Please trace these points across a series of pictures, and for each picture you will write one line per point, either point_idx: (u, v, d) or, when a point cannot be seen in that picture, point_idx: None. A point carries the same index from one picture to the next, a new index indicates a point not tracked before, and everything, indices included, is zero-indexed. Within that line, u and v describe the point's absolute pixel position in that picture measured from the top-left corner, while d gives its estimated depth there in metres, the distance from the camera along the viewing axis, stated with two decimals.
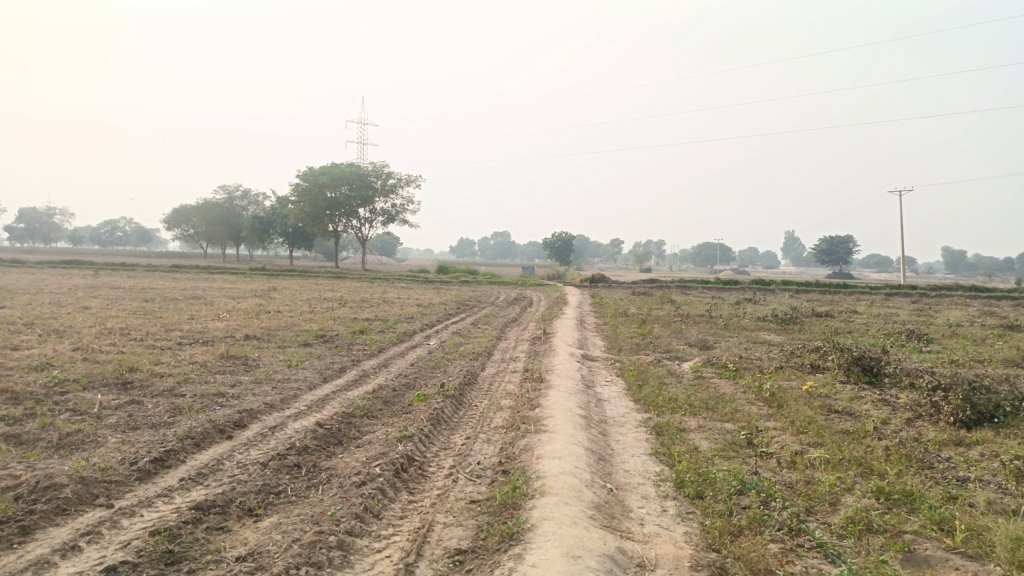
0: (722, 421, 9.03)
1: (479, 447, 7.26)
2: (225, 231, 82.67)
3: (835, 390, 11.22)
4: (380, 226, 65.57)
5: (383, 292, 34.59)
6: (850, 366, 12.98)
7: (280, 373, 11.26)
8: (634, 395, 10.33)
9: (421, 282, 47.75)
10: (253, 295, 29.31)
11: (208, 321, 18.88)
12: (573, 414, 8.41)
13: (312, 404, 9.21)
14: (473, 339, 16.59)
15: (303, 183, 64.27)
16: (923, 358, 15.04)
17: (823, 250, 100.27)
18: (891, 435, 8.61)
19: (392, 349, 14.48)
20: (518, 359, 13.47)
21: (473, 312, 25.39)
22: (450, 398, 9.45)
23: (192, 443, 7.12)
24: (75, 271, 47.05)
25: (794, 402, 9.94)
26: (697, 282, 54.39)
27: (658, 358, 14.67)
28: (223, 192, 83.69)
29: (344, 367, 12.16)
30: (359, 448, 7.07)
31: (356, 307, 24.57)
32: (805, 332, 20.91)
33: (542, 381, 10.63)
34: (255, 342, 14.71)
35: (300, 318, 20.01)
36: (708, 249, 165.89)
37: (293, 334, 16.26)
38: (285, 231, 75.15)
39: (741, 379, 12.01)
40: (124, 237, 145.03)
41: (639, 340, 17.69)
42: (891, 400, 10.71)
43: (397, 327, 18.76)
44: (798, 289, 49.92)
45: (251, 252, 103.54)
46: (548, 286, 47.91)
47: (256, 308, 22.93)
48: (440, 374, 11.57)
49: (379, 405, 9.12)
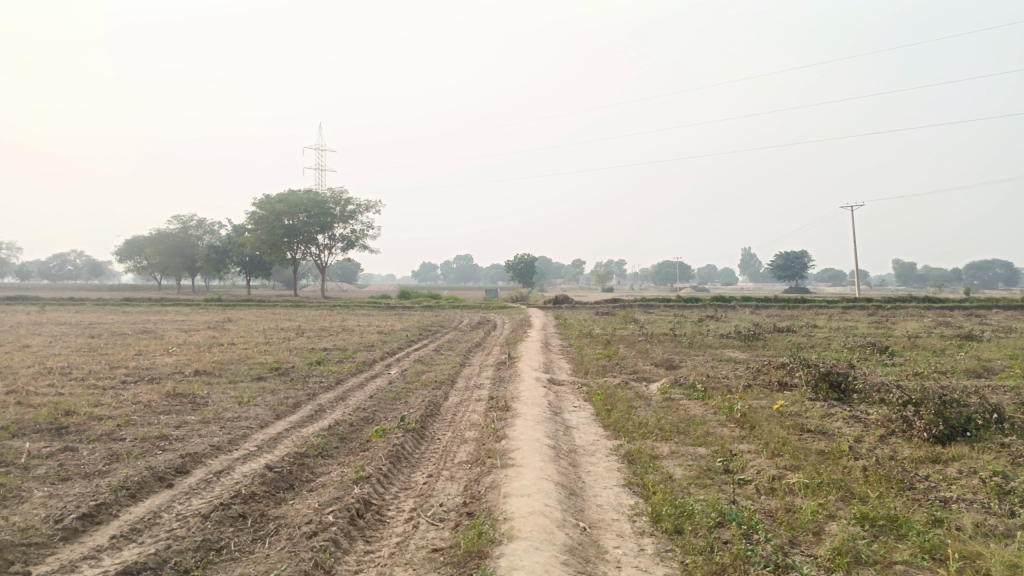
0: (695, 445, 8.70)
1: (442, 485, 6.80)
2: (180, 261, 80.68)
3: (806, 408, 11.01)
4: (340, 252, 64.67)
5: (343, 320, 33.78)
6: (818, 382, 12.82)
7: (230, 411, 10.62)
8: (603, 421, 9.95)
9: (382, 308, 47.01)
10: (206, 328, 28.33)
11: (157, 356, 18.02)
12: (540, 444, 8.00)
13: (262, 444, 8.62)
14: (435, 366, 16.08)
15: (259, 211, 63.14)
16: (888, 372, 15.01)
17: (780, 266, 101.95)
18: (867, 454, 8.37)
19: (351, 380, 13.90)
20: (482, 387, 13.01)
21: (435, 338, 24.83)
22: (411, 432, 8.96)
23: (127, 494, 6.50)
24: (19, 307, 45.00)
25: (765, 422, 9.68)
26: (660, 300, 54.59)
27: (625, 380, 14.35)
28: (177, 222, 81.84)
29: (300, 402, 11.55)
30: (312, 493, 6.55)
31: (314, 337, 23.84)
32: (770, 348, 20.87)
33: (507, 410, 10.20)
34: (205, 378, 13.97)
35: (255, 350, 19.26)
36: (668, 268, 167.63)
37: (246, 368, 15.55)
38: (242, 260, 73.66)
39: (711, 400, 11.73)
40: (75, 271, 140.93)
41: (605, 362, 17.38)
42: (862, 417, 10.54)
43: (356, 356, 18.14)
44: (758, 305, 50.47)
45: (207, 283, 101.18)
46: (511, 309, 47.60)
47: (208, 341, 22.07)
48: (401, 406, 11.05)
49: (334, 443, 8.58)
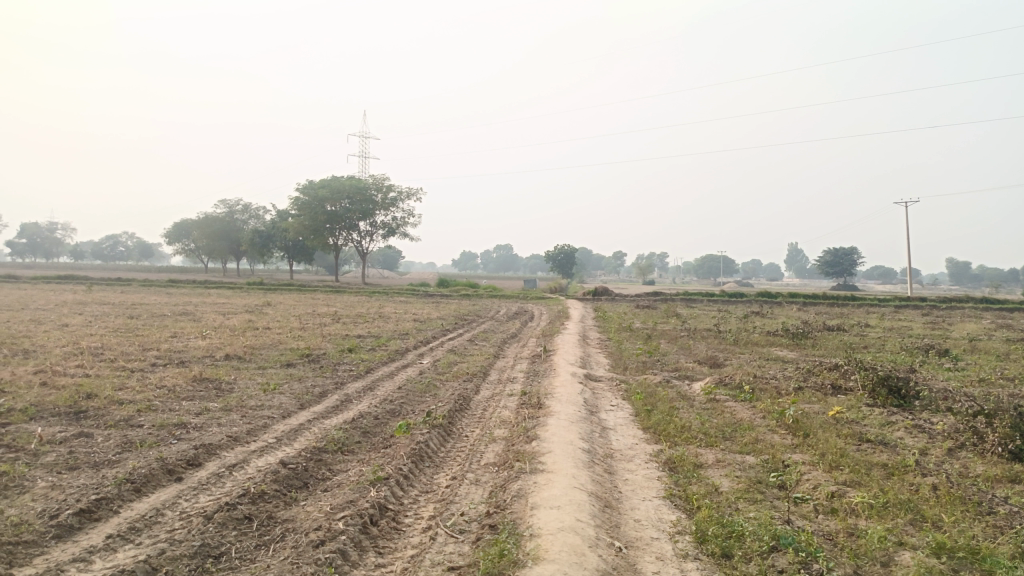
0: (742, 453, 8.02)
1: (466, 490, 6.27)
2: (225, 245, 81.89)
3: (863, 415, 10.20)
4: (381, 239, 64.81)
5: (380, 307, 33.54)
6: (875, 387, 11.94)
7: (254, 399, 10.26)
8: (642, 423, 9.30)
9: (421, 296, 46.83)
10: (244, 311, 28.38)
11: (191, 339, 17.89)
12: (574, 448, 7.41)
13: (282, 436, 8.21)
14: (468, 358, 15.56)
15: (302, 197, 63.50)
16: (951, 377, 14.02)
17: (827, 262, 99.19)
18: (935, 469, 7.57)
19: (381, 370, 13.48)
20: (516, 381, 12.45)
21: (471, 328, 24.33)
22: (437, 428, 8.43)
23: (131, 488, 6.12)
24: (69, 287, 45.79)
25: (819, 431, 8.93)
26: (702, 295, 53.46)
27: (666, 378, 13.65)
28: (223, 206, 83.06)
29: (326, 391, 11.15)
30: (326, 494, 6.09)
31: (350, 324, 23.58)
32: (819, 347, 19.87)
33: (540, 407, 9.62)
34: (233, 364, 13.68)
35: (288, 336, 19.00)
36: (711, 262, 164.75)
37: (277, 354, 15.26)
38: (285, 245, 74.40)
39: (759, 403, 10.95)
40: (125, 252, 144.73)
41: (645, 357, 16.65)
42: (926, 426, 9.67)
43: (389, 344, 17.74)
44: (805, 301, 48.94)
45: (252, 267, 102.63)
46: (550, 299, 46.94)
47: (244, 325, 21.95)
48: (430, 399, 10.56)
49: (356, 437, 8.11)
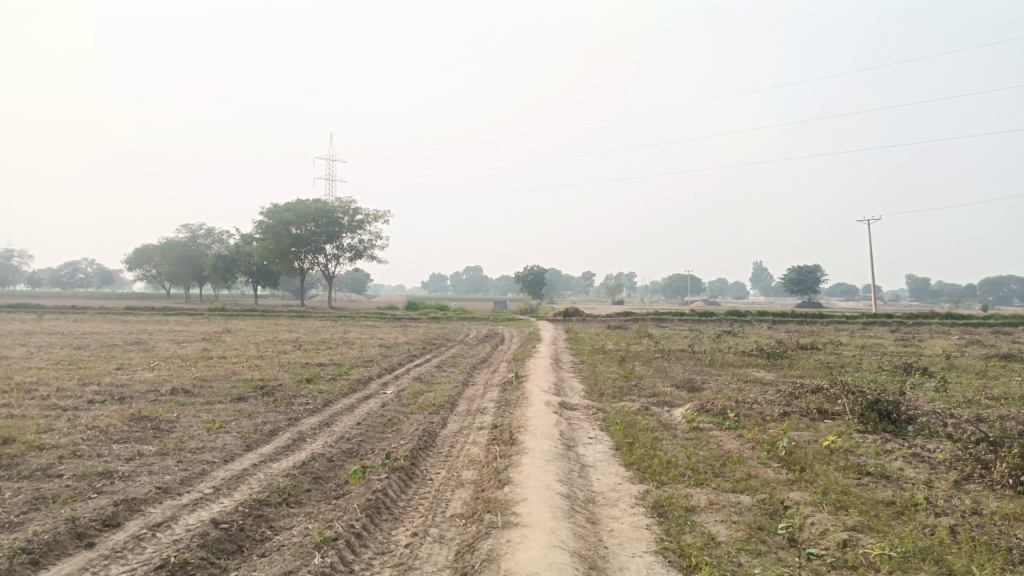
0: (736, 493, 7.26)
1: (427, 551, 5.41)
2: (188, 270, 79.93)
3: (858, 444, 9.55)
4: (348, 263, 63.67)
5: (345, 332, 32.42)
6: (865, 412, 11.33)
7: (194, 441, 9.24)
8: (624, 458, 8.53)
9: (389, 319, 45.80)
10: (200, 339, 27.10)
11: (136, 372, 16.67)
12: (551, 493, 6.58)
13: (221, 486, 7.26)
14: (435, 386, 14.62)
15: (266, 220, 62.10)
16: (937, 397, 13.49)
17: (792, 280, 100.18)
18: (947, 507, 6.90)
19: (340, 402, 12.50)
20: (486, 412, 11.61)
21: (439, 353, 23.36)
22: (397, 472, 7.53)
23: (26, 560, 5.12)
24: (17, 315, 43.74)
25: (815, 464, 8.22)
26: (674, 314, 53.22)
27: (644, 405, 12.87)
28: (185, 231, 81.05)
29: (277, 428, 10.17)
30: (264, 562, 5.16)
31: (311, 351, 22.43)
32: (796, 368, 19.35)
33: (513, 444, 8.77)
34: (178, 399, 12.59)
35: (243, 365, 17.88)
36: (679, 281, 165.58)
37: (228, 387, 14.16)
38: (249, 269, 72.81)
39: (746, 432, 10.25)
40: (86, 279, 141.34)
41: (621, 382, 15.90)
42: (925, 455, 9.04)
43: (351, 373, 16.74)
44: (775, 319, 48.83)
45: (215, 291, 100.12)
46: (521, 321, 46.25)
47: (198, 354, 20.76)
48: (392, 436, 9.64)
49: (304, 485, 7.18)
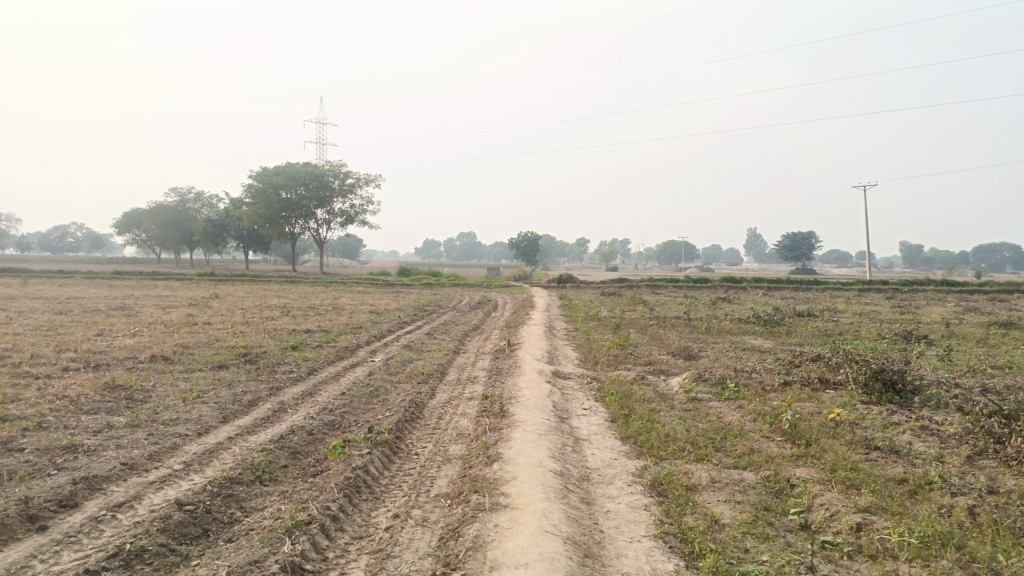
0: (739, 469, 6.87)
1: (408, 536, 4.98)
2: (178, 235, 78.99)
3: (863, 416, 9.15)
4: (339, 228, 62.89)
5: (336, 298, 31.89)
6: (869, 382, 10.92)
7: (168, 413, 8.76)
8: (620, 431, 8.12)
9: (381, 285, 45.28)
10: (187, 304, 26.56)
11: (117, 338, 16.17)
12: (543, 471, 6.14)
13: (192, 462, 6.82)
14: (424, 355, 14.16)
15: (255, 184, 61.06)
16: (939, 367, 13.14)
17: (785, 247, 99.75)
18: (964, 485, 6.50)
19: (325, 371, 12.06)
20: (476, 381, 11.19)
21: (430, 319, 22.92)
22: (380, 446, 7.07)
23: None
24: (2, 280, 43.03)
25: (821, 438, 7.81)
26: (668, 280, 52.90)
27: (640, 374, 12.45)
28: (175, 195, 79.95)
29: (256, 398, 9.70)
30: (230, 549, 4.73)
31: (299, 317, 21.92)
32: (794, 335, 19.00)
33: (503, 416, 8.32)
34: (156, 366, 12.11)
35: (228, 331, 17.39)
36: (673, 248, 165.09)
37: (210, 354, 13.69)
38: (240, 234, 71.93)
39: (747, 403, 9.84)
40: (78, 243, 140.23)
41: (616, 350, 15.45)
42: (934, 429, 8.66)
43: (338, 340, 16.25)
44: (771, 286, 48.43)
45: (207, 256, 99.34)
46: (514, 287, 45.84)
47: (183, 320, 20.28)
48: (377, 407, 9.18)
49: (281, 461, 6.75)
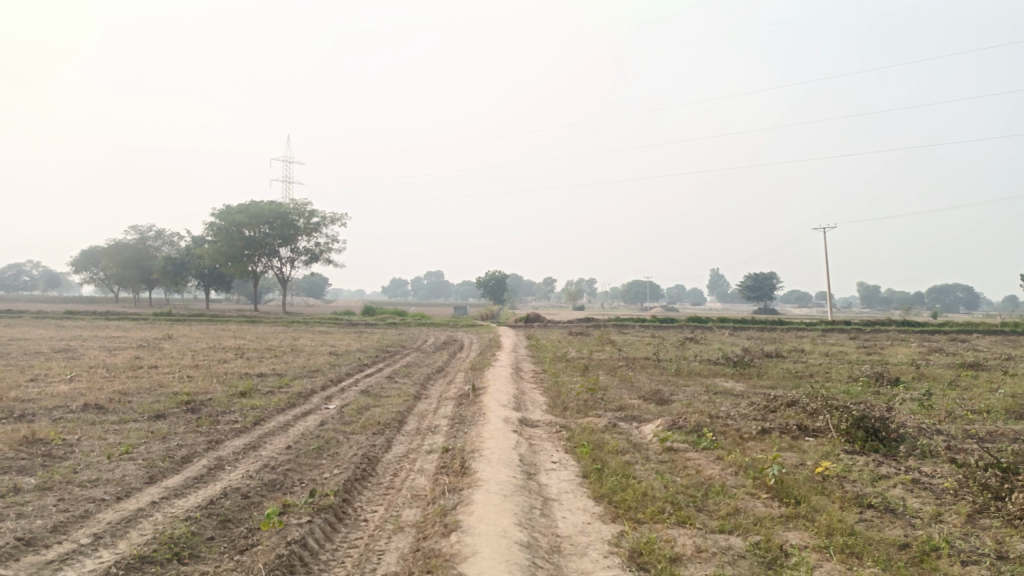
0: (726, 534, 6.18)
1: None
2: (136, 273, 76.73)
3: (850, 469, 8.56)
4: (303, 266, 61.66)
5: (295, 339, 30.71)
6: (851, 430, 10.36)
7: (88, 472, 7.78)
8: (593, 490, 7.38)
9: (344, 325, 44.11)
10: (136, 346, 25.22)
11: (51, 384, 14.94)
12: (508, 543, 5.38)
13: (104, 535, 5.90)
14: (382, 401, 13.24)
15: (217, 222, 59.68)
16: (918, 412, 12.69)
17: (749, 287, 100.65)
18: (972, 551, 5.88)
19: (272, 421, 11.12)
20: (436, 432, 10.36)
21: (392, 361, 22.01)
22: (323, 513, 6.24)
23: None
24: None
25: (811, 495, 7.16)
26: (636, 320, 52.49)
27: (612, 421, 11.73)
28: (134, 232, 77.97)
29: (191, 454, 8.76)
30: None
31: (253, 360, 20.77)
32: (766, 378, 18.52)
33: (464, 474, 7.54)
34: (86, 417, 11.04)
35: (173, 377, 16.26)
36: (640, 287, 165.95)
37: (150, 402, 12.63)
38: (200, 272, 70.13)
39: (726, 454, 9.20)
40: (32, 281, 136.27)
41: (585, 394, 14.72)
42: (927, 483, 8.09)
43: (292, 385, 15.26)
44: (737, 326, 48.40)
45: (167, 295, 96.97)
46: (481, 327, 45.00)
47: (127, 363, 19.06)
48: (325, 464, 8.32)
49: (207, 533, 5.88)
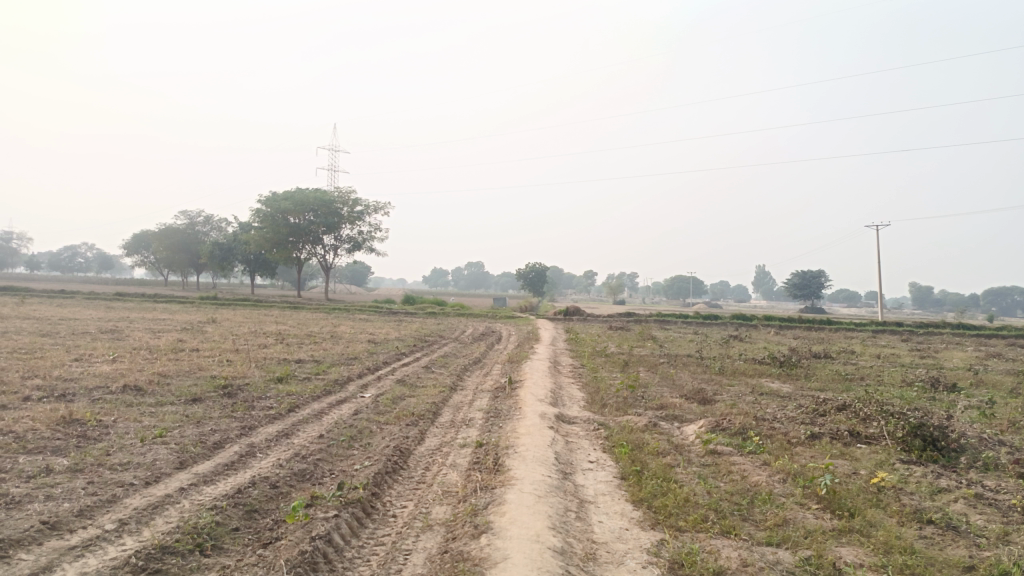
0: (775, 548, 5.77)
1: None
2: (185, 257, 78.43)
3: (908, 480, 8.05)
4: (346, 254, 62.19)
5: (335, 326, 30.83)
6: (908, 438, 9.80)
7: (120, 455, 7.72)
8: (632, 493, 7.04)
9: (384, 314, 44.30)
10: (180, 329, 25.60)
11: (94, 364, 15.14)
12: (541, 549, 5.08)
13: (129, 522, 5.77)
14: (418, 392, 13.06)
15: (264, 208, 60.53)
16: (978, 421, 12.00)
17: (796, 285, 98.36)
18: None
19: (307, 408, 11.00)
20: (471, 426, 10.12)
21: (430, 351, 21.90)
22: (351, 507, 6.03)
23: None
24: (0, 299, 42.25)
25: (866, 509, 6.71)
26: (678, 316, 51.62)
27: (652, 420, 11.35)
28: (184, 218, 79.73)
29: (223, 440, 8.67)
30: None
31: (292, 346, 20.87)
32: (814, 379, 17.86)
33: (497, 472, 7.26)
34: (124, 399, 11.08)
35: (213, 360, 16.36)
36: (682, 283, 163.79)
37: (187, 386, 12.66)
38: (246, 258, 71.32)
39: (773, 459, 8.75)
40: (87, 263, 140.74)
41: (625, 391, 14.32)
42: (993, 499, 7.54)
43: (328, 372, 15.21)
44: (783, 325, 47.19)
45: (214, 279, 99.02)
46: (521, 319, 44.74)
47: (170, 346, 19.29)
48: (357, 455, 8.14)
49: (232, 524, 5.72)
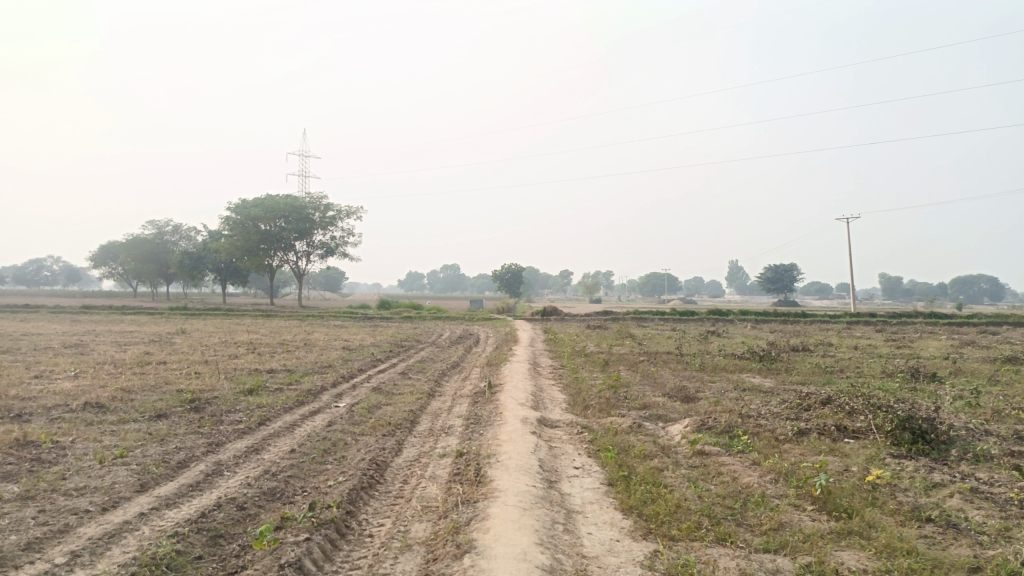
0: (774, 556, 5.49)
1: None
2: (154, 268, 76.89)
3: (901, 476, 7.84)
4: (319, 260, 61.36)
5: (309, 334, 30.22)
6: (897, 432, 9.62)
7: (76, 479, 7.25)
8: (620, 501, 6.73)
9: (360, 320, 43.68)
10: (147, 341, 24.86)
11: (54, 381, 14.49)
12: (528, 568, 4.74)
13: (81, 555, 5.32)
14: (395, 399, 12.66)
15: (233, 216, 59.50)
16: (963, 411, 11.89)
17: (768, 279, 99.23)
18: None
19: (278, 421, 10.55)
20: (451, 434, 9.75)
21: (406, 357, 21.48)
22: (324, 529, 5.64)
23: None
24: None
25: (864, 509, 6.48)
26: (655, 313, 51.61)
27: (637, 421, 11.08)
28: (152, 227, 78.21)
29: (189, 458, 8.20)
30: None
31: (264, 355, 20.30)
32: (795, 373, 17.75)
33: (479, 483, 6.91)
34: (84, 417, 10.52)
35: (181, 373, 15.78)
36: (657, 280, 164.72)
37: (153, 401, 12.13)
38: (217, 266, 70.11)
39: (762, 459, 8.52)
40: (53, 277, 137.84)
41: (607, 392, 14.02)
42: (989, 492, 7.35)
43: (302, 382, 14.74)
44: (759, 319, 47.35)
45: (185, 289, 97.25)
46: (498, 320, 44.39)
47: (136, 359, 18.64)
48: (331, 470, 7.74)
49: (195, 552, 5.30)
